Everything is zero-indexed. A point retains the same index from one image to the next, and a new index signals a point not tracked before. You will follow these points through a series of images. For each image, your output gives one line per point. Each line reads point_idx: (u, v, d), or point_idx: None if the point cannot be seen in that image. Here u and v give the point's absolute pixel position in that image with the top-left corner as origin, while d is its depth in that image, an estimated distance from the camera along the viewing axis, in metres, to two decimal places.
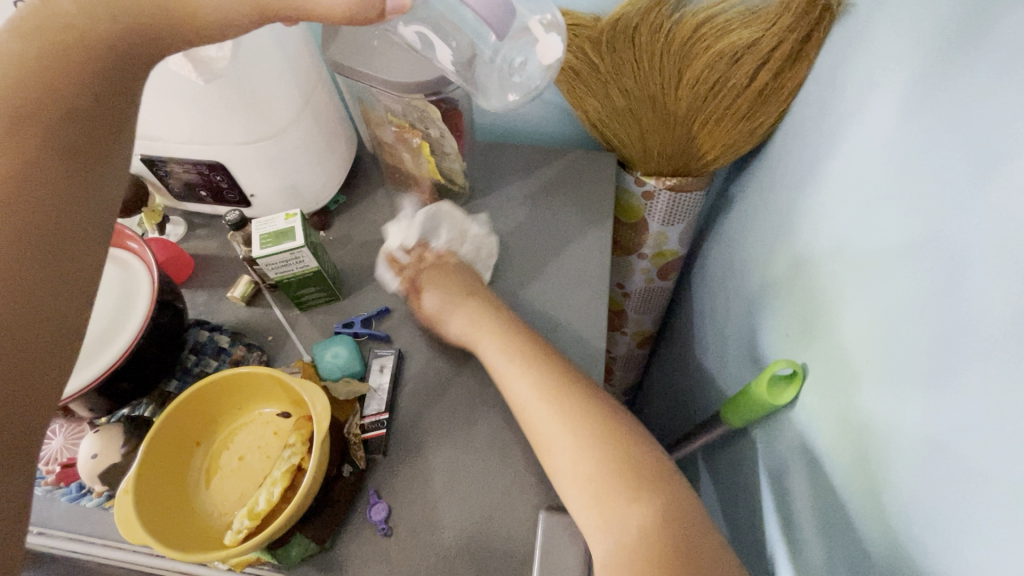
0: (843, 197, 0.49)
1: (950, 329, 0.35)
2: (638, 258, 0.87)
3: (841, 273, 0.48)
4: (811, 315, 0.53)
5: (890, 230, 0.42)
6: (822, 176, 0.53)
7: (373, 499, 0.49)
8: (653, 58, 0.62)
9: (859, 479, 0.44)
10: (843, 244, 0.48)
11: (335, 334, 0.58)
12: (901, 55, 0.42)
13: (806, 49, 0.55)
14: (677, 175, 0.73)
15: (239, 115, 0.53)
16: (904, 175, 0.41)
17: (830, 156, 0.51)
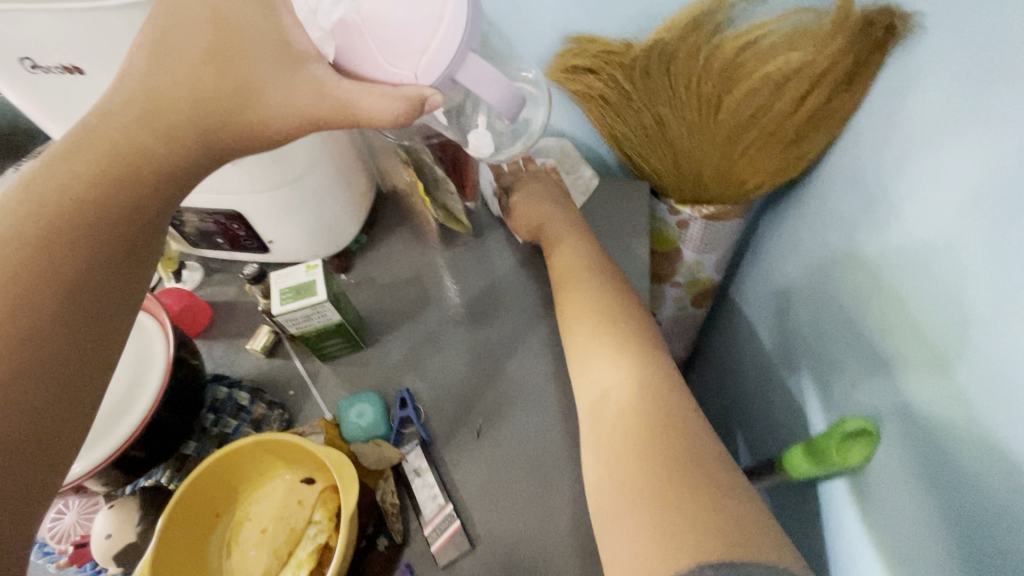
0: (918, 233, 0.44)
1: None
2: (671, 286, 0.83)
3: (925, 318, 0.43)
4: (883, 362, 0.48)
5: (992, 275, 0.37)
6: (887, 211, 0.48)
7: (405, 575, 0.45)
8: (690, 83, 0.58)
9: None
10: (923, 285, 0.43)
11: (362, 389, 0.55)
12: (983, 81, 0.38)
13: (862, 72, 0.50)
14: (715, 202, 0.69)
15: (255, 166, 0.50)
16: (1002, 211, 0.36)
17: (898, 188, 0.46)
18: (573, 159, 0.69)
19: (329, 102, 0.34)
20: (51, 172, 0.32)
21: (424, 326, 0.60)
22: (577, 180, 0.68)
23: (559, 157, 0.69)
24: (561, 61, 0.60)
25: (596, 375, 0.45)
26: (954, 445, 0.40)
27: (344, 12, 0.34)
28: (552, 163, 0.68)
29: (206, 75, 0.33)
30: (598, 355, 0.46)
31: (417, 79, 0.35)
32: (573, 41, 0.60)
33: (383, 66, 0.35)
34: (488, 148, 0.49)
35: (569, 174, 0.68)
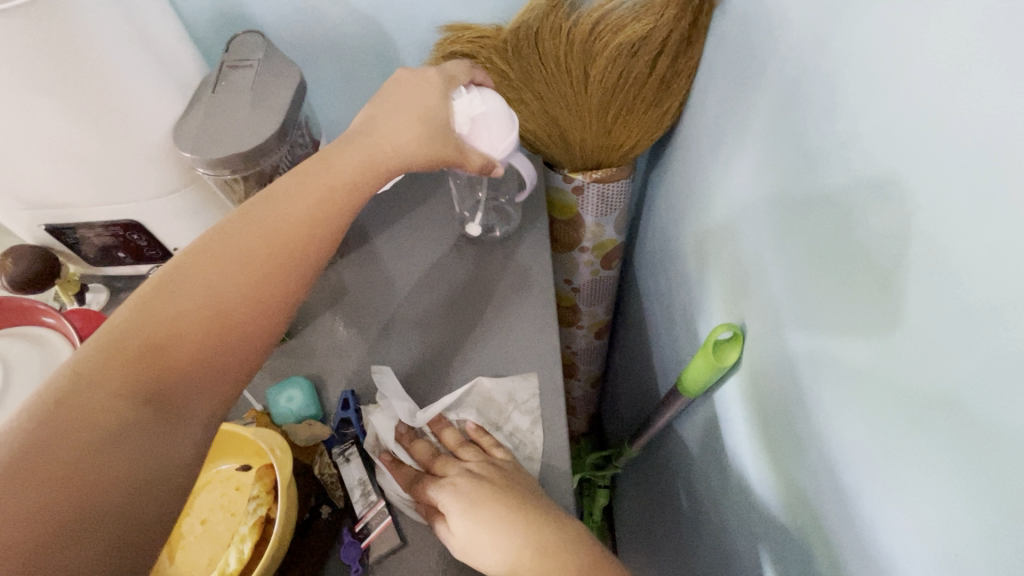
0: (743, 164, 0.52)
1: (856, 269, 0.36)
2: (580, 252, 0.90)
3: (752, 240, 0.51)
4: (735, 282, 0.55)
5: (782, 193, 0.45)
6: (725, 149, 0.56)
7: (348, 538, 0.47)
8: (559, 59, 0.64)
9: (788, 432, 0.46)
10: (750, 208, 0.51)
11: (288, 377, 0.57)
12: (768, 31, 0.46)
13: (696, 34, 0.59)
14: (602, 167, 0.76)
15: (144, 171, 0.52)
16: (783, 139, 0.44)
17: (730, 131, 0.55)
18: (499, 403, 0.54)
19: (368, 152, 0.47)
20: (251, 211, 0.41)
21: (343, 312, 0.62)
22: (512, 434, 0.53)
23: (478, 406, 0.55)
24: (440, 50, 0.65)
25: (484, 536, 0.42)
26: (771, 348, 0.48)
27: (478, 105, 0.52)
28: (474, 418, 0.54)
29: (353, 170, 0.46)
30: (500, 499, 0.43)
31: (498, 156, 0.53)
32: (450, 30, 0.64)
33: (485, 142, 0.52)
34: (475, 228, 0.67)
35: (497, 430, 0.53)
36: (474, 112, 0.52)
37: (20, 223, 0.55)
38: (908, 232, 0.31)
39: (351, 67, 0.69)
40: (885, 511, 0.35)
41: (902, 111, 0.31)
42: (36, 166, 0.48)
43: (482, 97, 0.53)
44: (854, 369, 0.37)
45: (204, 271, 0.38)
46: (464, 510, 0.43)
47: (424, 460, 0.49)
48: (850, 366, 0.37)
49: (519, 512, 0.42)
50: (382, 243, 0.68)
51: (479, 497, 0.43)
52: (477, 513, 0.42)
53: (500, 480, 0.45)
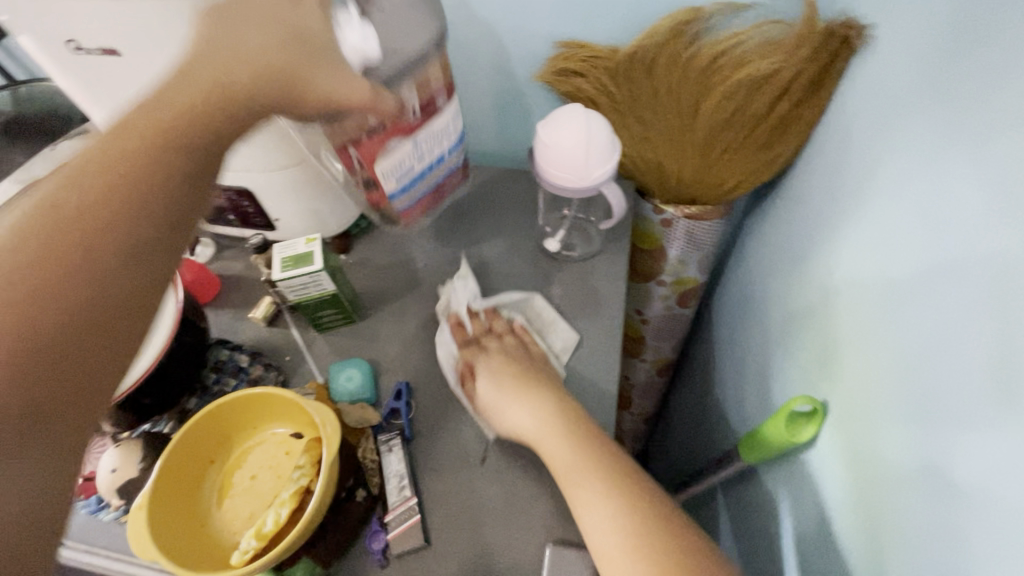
0: (855, 228, 0.48)
1: (969, 373, 0.32)
2: (657, 285, 0.87)
3: (850, 307, 0.46)
4: (825, 351, 0.50)
5: (894, 271, 0.41)
6: (838, 207, 0.52)
7: (375, 526, 0.49)
8: (671, 89, 0.62)
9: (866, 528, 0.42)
10: (855, 275, 0.47)
11: (351, 357, 0.59)
12: (912, 83, 0.42)
13: (825, 80, 0.55)
14: (696, 203, 0.72)
15: (263, 147, 0.56)
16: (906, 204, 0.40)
17: (847, 188, 0.50)
18: (546, 320, 0.61)
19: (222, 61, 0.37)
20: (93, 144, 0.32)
21: (414, 304, 0.64)
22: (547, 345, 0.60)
23: (528, 315, 0.62)
24: (552, 65, 0.65)
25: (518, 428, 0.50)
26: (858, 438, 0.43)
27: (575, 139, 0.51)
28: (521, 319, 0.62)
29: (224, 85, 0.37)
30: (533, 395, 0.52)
31: (582, 189, 0.53)
32: (564, 46, 0.64)
33: (569, 173, 0.52)
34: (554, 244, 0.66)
35: (541, 335, 0.61)
36: (566, 143, 0.52)
37: None
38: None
39: (460, 70, 0.70)
40: None
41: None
42: None
43: (582, 129, 0.52)
44: (968, 453, 0.32)
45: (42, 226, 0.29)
46: (494, 385, 0.53)
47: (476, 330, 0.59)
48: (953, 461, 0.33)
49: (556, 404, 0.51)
50: (460, 243, 0.69)
51: (507, 373, 0.54)
52: (503, 390, 0.53)
53: (526, 369, 0.55)
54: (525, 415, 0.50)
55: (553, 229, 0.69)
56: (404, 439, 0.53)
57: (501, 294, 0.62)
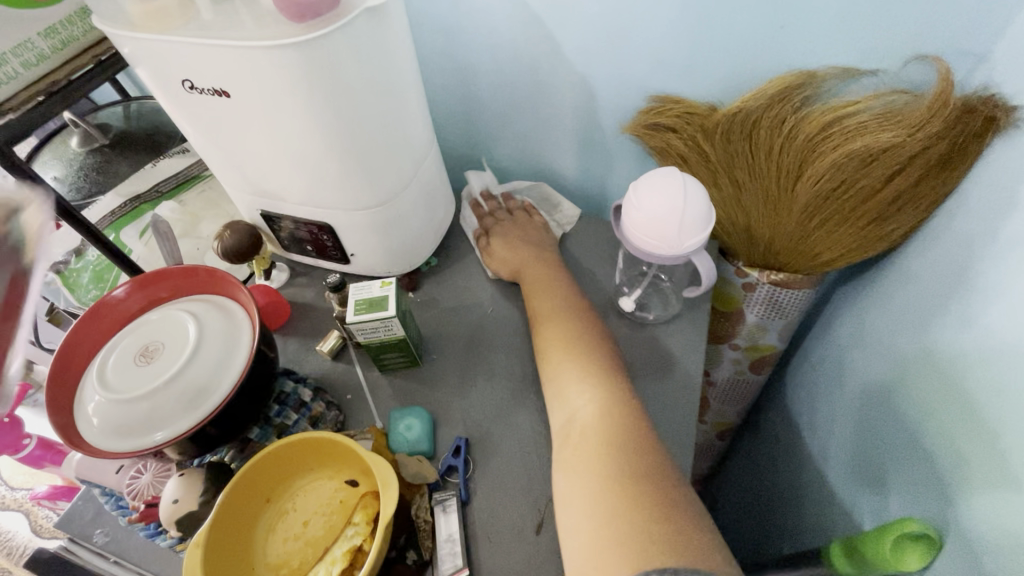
0: (1018, 311, 0.41)
1: None
2: (730, 348, 0.81)
3: (1022, 393, 0.40)
4: (983, 446, 0.44)
5: None
6: (983, 287, 0.46)
7: None
8: (772, 152, 0.58)
9: None
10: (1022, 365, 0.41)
11: (411, 403, 0.58)
12: None
13: (957, 159, 0.50)
14: (785, 271, 0.67)
15: (350, 186, 0.56)
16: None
17: (996, 272, 0.44)
18: (552, 203, 0.73)
19: None
20: None
21: (478, 352, 0.62)
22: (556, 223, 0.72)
23: (538, 199, 0.74)
24: (643, 118, 0.62)
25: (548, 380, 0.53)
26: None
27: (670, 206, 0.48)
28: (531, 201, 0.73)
29: None
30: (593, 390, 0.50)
31: (670, 258, 0.50)
32: (658, 100, 0.61)
33: (660, 240, 0.49)
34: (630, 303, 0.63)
35: (548, 214, 0.73)
36: (662, 210, 0.49)
37: (244, 202, 0.63)
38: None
39: (545, 116, 0.69)
40: None
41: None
42: (272, 164, 0.55)
43: (679, 196, 0.48)
44: None
45: None
46: (501, 243, 0.67)
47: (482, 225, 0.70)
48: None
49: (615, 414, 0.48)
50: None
51: (508, 240, 0.67)
52: (514, 244, 0.66)
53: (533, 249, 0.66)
54: (588, 442, 0.46)
55: (629, 288, 0.66)
56: (459, 500, 0.51)
57: (515, 182, 0.75)
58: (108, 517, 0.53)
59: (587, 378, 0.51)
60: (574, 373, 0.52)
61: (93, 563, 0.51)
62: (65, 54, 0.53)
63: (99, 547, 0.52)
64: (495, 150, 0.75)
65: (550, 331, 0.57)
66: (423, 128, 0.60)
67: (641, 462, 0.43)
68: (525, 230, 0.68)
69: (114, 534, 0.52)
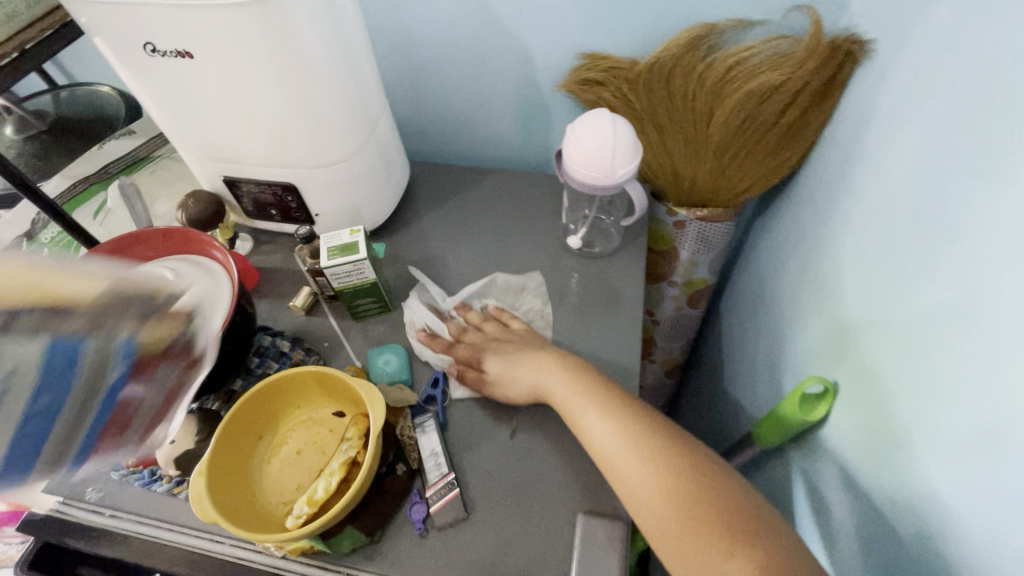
0: (865, 202, 0.52)
1: (991, 399, 0.33)
2: (669, 286, 0.91)
3: (868, 275, 0.50)
4: (836, 334, 0.54)
5: (913, 276, 0.42)
6: (850, 188, 0.56)
7: (415, 498, 0.52)
8: (687, 97, 0.67)
9: (878, 490, 0.45)
10: (873, 310, 0.48)
11: (387, 343, 0.63)
12: (918, 70, 0.46)
13: (831, 90, 0.60)
14: (708, 206, 0.77)
15: (312, 145, 0.60)
16: (927, 243, 0.42)
17: (857, 176, 0.54)
18: (513, 291, 0.68)
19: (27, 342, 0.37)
20: None
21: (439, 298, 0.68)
22: (526, 311, 0.67)
23: (497, 295, 0.68)
24: (576, 75, 0.70)
25: (587, 436, 0.51)
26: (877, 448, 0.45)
27: (602, 144, 0.56)
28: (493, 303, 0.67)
29: None
30: (631, 445, 0.48)
31: (606, 188, 0.57)
32: (588, 57, 0.69)
33: (596, 173, 0.57)
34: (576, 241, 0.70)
35: (514, 309, 0.67)
36: (598, 147, 0.56)
37: (204, 171, 0.65)
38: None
39: (487, 82, 0.75)
40: None
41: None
42: (233, 126, 0.58)
43: (611, 133, 0.56)
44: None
45: None
46: (501, 360, 0.58)
47: (454, 332, 0.63)
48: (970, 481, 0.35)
49: (667, 453, 0.47)
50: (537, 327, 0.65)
51: (512, 352, 0.58)
52: (514, 363, 0.57)
53: (524, 341, 0.60)
54: (686, 531, 0.43)
55: (575, 227, 0.74)
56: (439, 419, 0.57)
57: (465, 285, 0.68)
58: (98, 475, 0.54)
59: (644, 454, 0.47)
60: (617, 432, 0.49)
61: (87, 519, 0.52)
62: (12, 27, 0.54)
63: (93, 503, 0.53)
64: (443, 117, 0.81)
65: (531, 352, 0.57)
66: (376, 91, 0.65)
67: (721, 504, 0.43)
68: (525, 342, 0.59)
69: (108, 489, 0.54)
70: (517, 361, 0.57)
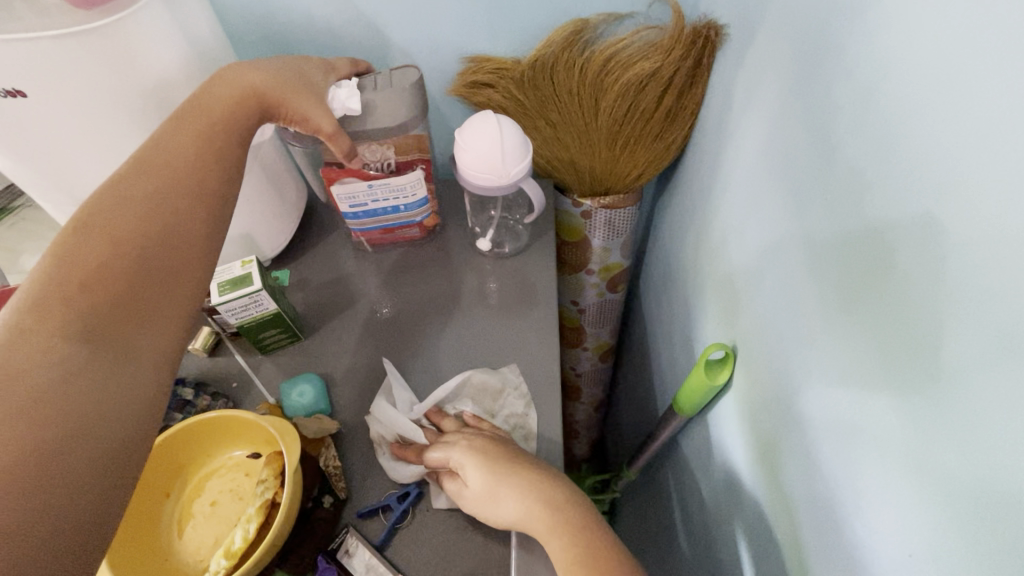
0: (739, 175, 0.56)
1: (856, 353, 0.36)
2: (587, 274, 0.93)
3: (748, 239, 0.53)
4: (731, 305, 0.57)
5: (786, 244, 0.45)
6: (727, 163, 0.59)
7: (323, 564, 0.48)
8: (573, 92, 0.69)
9: (777, 442, 0.47)
10: (758, 280, 0.51)
11: (302, 373, 0.61)
12: (767, 49, 0.50)
13: (700, 73, 0.64)
14: (610, 194, 0.80)
15: None
16: (787, 209, 0.45)
17: (729, 152, 0.58)
18: (493, 393, 0.59)
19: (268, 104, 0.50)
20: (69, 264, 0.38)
21: (353, 318, 0.66)
22: (507, 417, 0.58)
23: (473, 396, 0.59)
24: (463, 78, 0.70)
25: None
26: (795, 504, 0.44)
27: (491, 146, 0.56)
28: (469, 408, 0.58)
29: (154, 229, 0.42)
30: None
31: (501, 188, 0.58)
32: (472, 60, 0.69)
33: (489, 176, 0.57)
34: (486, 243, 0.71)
35: (492, 415, 0.58)
36: (487, 150, 0.56)
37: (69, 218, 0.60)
38: (972, 490, 0.27)
39: None
40: (863, 531, 0.36)
41: (1004, 372, 0.25)
42: (93, 166, 0.54)
43: (498, 134, 0.56)
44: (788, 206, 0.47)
45: (74, 269, 0.38)
46: (482, 474, 0.47)
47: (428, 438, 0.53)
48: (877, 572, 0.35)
49: None
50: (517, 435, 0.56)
51: (497, 459, 0.48)
52: (497, 479, 0.46)
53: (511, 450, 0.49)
54: None
55: (484, 228, 0.74)
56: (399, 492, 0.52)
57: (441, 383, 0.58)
58: None
59: None
60: None
61: None
62: None
63: None
64: None
65: (518, 464, 0.47)
66: None
67: None
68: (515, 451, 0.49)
69: None
70: (503, 485, 0.46)
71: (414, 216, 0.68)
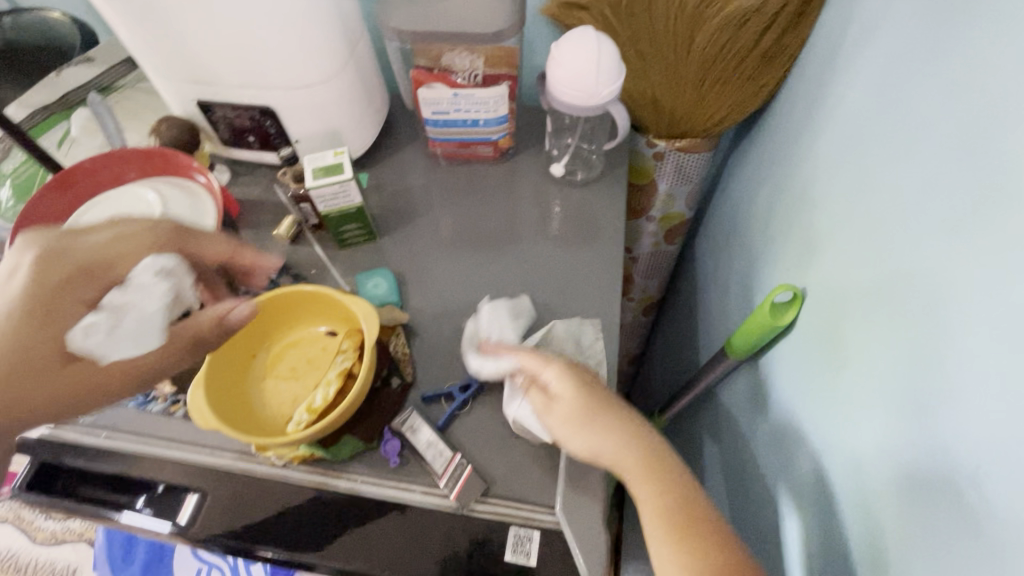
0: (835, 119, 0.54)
1: (949, 290, 0.36)
2: (647, 221, 0.93)
3: (836, 184, 0.52)
4: (805, 251, 0.57)
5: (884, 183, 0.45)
6: (823, 107, 0.57)
7: (387, 434, 0.52)
8: (669, 21, 0.67)
9: (837, 382, 0.48)
10: (841, 224, 0.50)
11: (376, 269, 0.64)
12: None
13: (809, 10, 0.61)
14: (687, 137, 0.78)
15: (290, 64, 0.58)
16: (891, 149, 0.44)
17: (828, 95, 0.56)
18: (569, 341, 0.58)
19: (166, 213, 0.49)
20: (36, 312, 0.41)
21: (425, 226, 0.69)
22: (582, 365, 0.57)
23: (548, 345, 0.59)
24: None
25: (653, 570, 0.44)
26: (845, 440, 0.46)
27: (587, 63, 0.56)
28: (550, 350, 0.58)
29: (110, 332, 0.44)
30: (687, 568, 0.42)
31: (588, 109, 0.58)
32: None
33: (580, 94, 0.57)
34: (559, 169, 0.71)
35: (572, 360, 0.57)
36: (582, 66, 0.56)
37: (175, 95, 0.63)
38: None
39: None
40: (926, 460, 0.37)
41: None
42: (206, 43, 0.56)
43: (594, 53, 0.56)
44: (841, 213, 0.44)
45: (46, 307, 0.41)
46: (575, 430, 0.47)
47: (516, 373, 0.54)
48: (933, 501, 0.36)
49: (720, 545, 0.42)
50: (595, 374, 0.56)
51: (587, 415, 0.48)
52: (587, 429, 0.47)
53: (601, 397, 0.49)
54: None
55: (558, 155, 0.74)
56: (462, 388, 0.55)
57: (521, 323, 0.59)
58: None
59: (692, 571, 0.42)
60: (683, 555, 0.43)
61: (84, 441, 0.53)
62: None
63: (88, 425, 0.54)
64: None
65: (613, 417, 0.48)
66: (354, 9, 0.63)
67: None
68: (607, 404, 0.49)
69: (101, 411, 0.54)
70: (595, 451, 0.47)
71: (491, 135, 0.68)
